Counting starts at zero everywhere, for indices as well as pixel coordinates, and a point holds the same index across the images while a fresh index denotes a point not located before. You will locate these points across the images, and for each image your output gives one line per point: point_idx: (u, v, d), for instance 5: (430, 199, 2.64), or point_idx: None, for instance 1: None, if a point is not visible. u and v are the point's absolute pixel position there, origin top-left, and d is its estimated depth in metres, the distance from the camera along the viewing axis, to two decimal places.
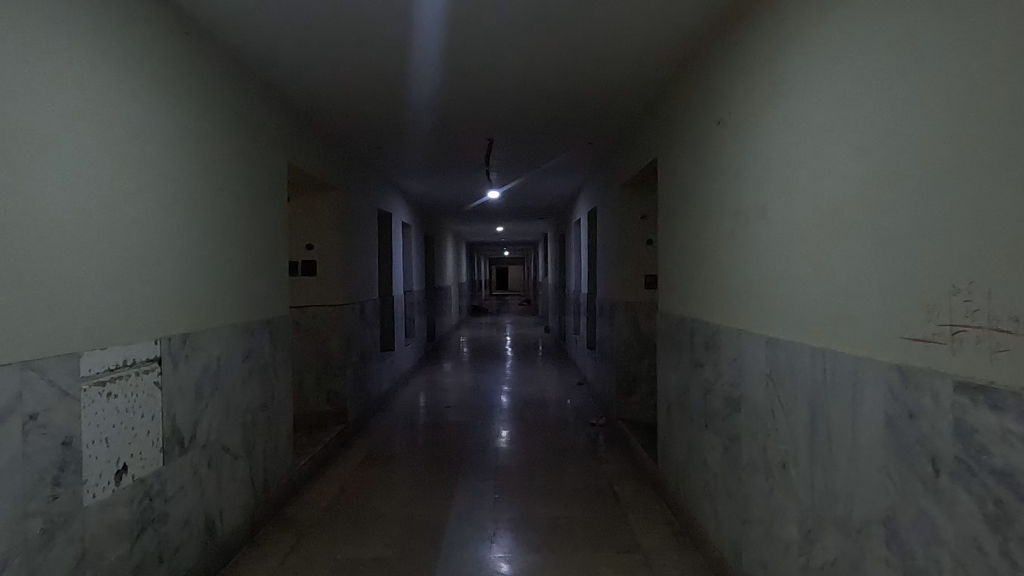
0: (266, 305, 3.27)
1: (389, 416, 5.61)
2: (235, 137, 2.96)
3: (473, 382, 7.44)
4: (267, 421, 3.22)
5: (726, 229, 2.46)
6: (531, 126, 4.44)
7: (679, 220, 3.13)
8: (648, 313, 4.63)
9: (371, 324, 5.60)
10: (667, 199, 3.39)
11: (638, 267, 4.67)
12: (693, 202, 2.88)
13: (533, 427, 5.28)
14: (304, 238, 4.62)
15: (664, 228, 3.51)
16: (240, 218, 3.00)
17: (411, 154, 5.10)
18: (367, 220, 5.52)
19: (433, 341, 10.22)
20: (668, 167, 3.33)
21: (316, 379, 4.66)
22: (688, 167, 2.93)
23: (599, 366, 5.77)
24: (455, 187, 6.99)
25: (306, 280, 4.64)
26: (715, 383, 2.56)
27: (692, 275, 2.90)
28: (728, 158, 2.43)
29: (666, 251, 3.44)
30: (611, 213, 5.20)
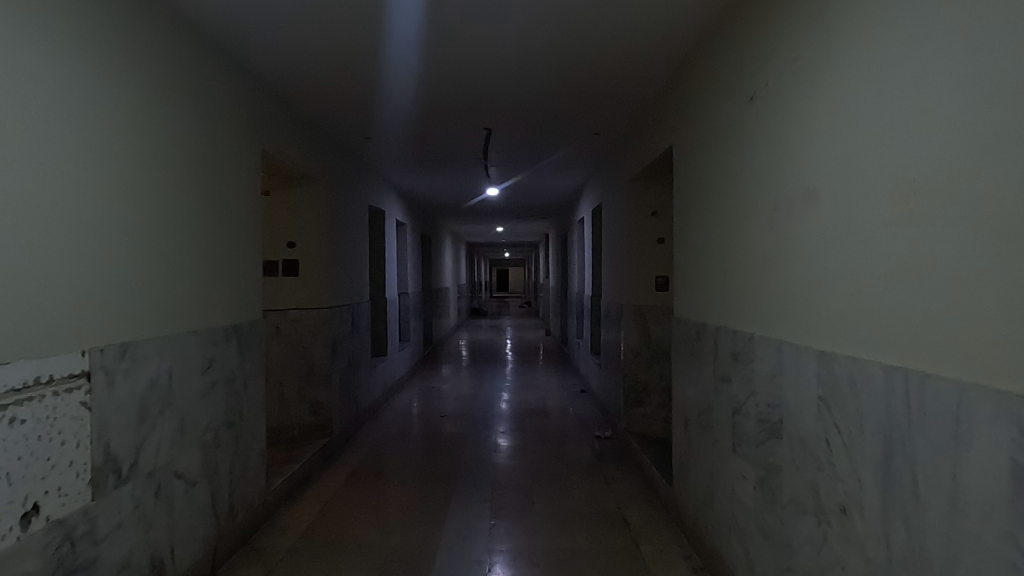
0: (234, 308, 2.91)
1: (380, 427, 5.24)
2: (199, 118, 2.62)
3: (471, 389, 7.06)
4: (235, 440, 2.87)
5: (761, 222, 2.10)
6: (533, 114, 4.09)
7: (699, 214, 2.76)
8: (658, 318, 4.26)
9: (361, 329, 5.22)
10: (684, 191, 3.03)
11: (649, 267, 4.30)
12: (716, 193, 2.52)
13: (534, 439, 4.91)
14: (285, 235, 4.26)
15: (679, 224, 3.15)
16: (204, 209, 2.65)
17: (403, 145, 4.75)
18: (357, 217, 5.16)
19: (430, 344, 9.87)
20: (686, 156, 2.97)
21: (298, 390, 4.28)
22: (711, 153, 2.57)
23: (605, 373, 5.41)
24: (452, 183, 6.63)
25: (288, 281, 4.27)
26: (747, 402, 2.19)
27: (716, 276, 2.55)
28: (764, 140, 2.07)
29: (683, 250, 3.08)
30: (618, 209, 4.84)
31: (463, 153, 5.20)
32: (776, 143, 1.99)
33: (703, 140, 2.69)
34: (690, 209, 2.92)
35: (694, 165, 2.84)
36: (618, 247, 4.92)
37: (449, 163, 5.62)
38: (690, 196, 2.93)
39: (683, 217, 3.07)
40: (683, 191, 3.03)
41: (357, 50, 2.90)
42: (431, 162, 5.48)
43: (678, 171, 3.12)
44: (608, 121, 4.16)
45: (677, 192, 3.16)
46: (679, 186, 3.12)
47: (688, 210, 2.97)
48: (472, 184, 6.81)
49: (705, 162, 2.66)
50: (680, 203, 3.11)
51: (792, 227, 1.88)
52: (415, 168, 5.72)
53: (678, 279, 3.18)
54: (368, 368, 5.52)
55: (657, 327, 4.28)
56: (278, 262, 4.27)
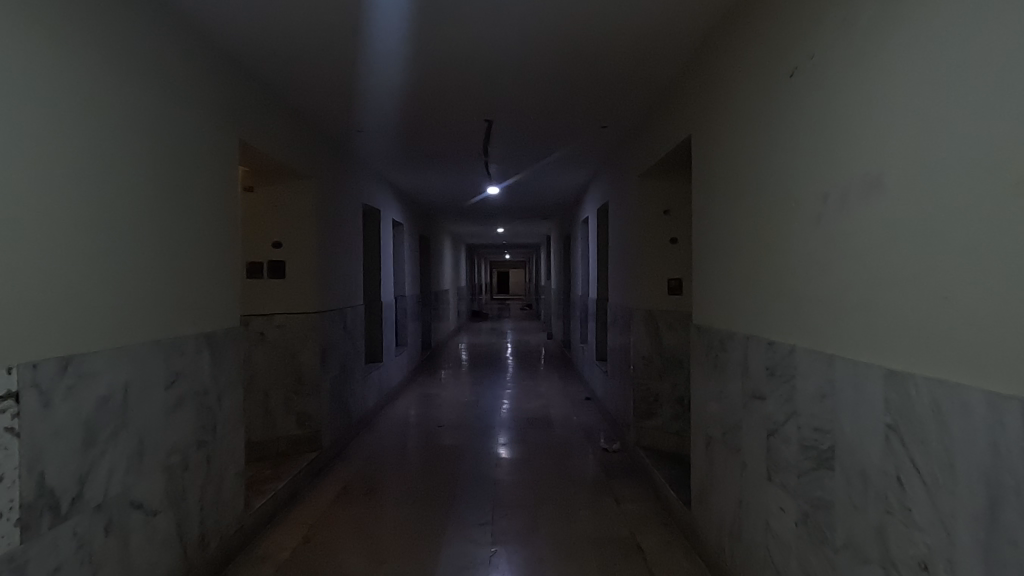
0: (207, 314, 2.63)
1: (374, 439, 4.95)
2: (166, 102, 2.35)
3: (471, 396, 6.77)
4: (207, 461, 2.58)
5: (803, 217, 1.82)
6: (536, 105, 3.81)
7: (724, 210, 2.49)
8: (670, 324, 3.99)
9: (353, 335, 4.94)
10: (704, 186, 2.75)
11: (659, 269, 4.02)
12: (745, 186, 2.25)
13: (537, 452, 4.62)
14: (271, 235, 3.97)
15: (699, 222, 2.86)
16: (172, 204, 2.38)
17: (398, 139, 4.47)
18: (351, 216, 4.88)
19: (429, 348, 9.59)
20: (707, 147, 2.69)
21: (285, 400, 3.98)
22: (738, 142, 2.30)
23: (611, 381, 5.12)
24: (451, 181, 6.35)
25: (273, 283, 3.98)
26: (787, 424, 1.91)
27: (744, 279, 2.27)
28: (807, 121, 1.80)
29: (702, 251, 2.80)
30: (626, 208, 4.56)
31: (462, 149, 4.93)
32: (823, 125, 1.71)
33: (728, 126, 2.41)
34: (712, 205, 2.65)
35: (716, 155, 2.56)
36: (626, 248, 4.64)
37: (448, 160, 5.34)
38: (711, 190, 2.65)
39: (702, 214, 2.79)
40: (703, 186, 2.76)
41: (345, 29, 2.63)
42: (428, 159, 5.21)
43: (697, 164, 2.84)
44: (616, 112, 3.89)
45: (696, 187, 2.88)
46: (698, 180, 2.84)
47: (709, 207, 2.69)
48: (472, 183, 6.54)
49: (730, 152, 2.39)
50: (699, 199, 2.83)
51: (847, 220, 1.59)
52: (411, 165, 5.45)
53: (697, 283, 2.90)
54: (362, 375, 5.24)
55: (669, 333, 4.00)
56: (262, 263, 3.99)
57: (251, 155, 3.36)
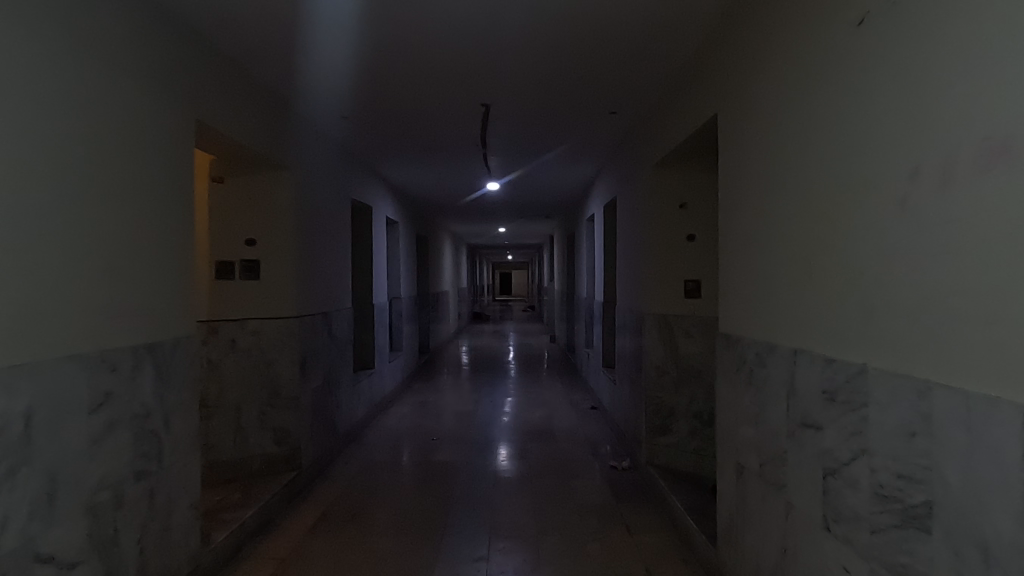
0: (151, 321, 2.24)
1: (362, 454, 4.56)
2: (97, 66, 1.96)
3: (469, 404, 6.38)
4: (149, 494, 2.19)
5: (877, 203, 1.43)
6: (538, 85, 3.43)
7: (759, 198, 2.10)
8: (687, 330, 3.59)
9: (340, 341, 4.55)
10: (732, 173, 2.36)
11: (674, 269, 3.63)
12: (790, 169, 1.86)
13: (539, 469, 4.23)
14: (243, 231, 3.57)
15: (726, 215, 2.45)
16: (103, 190, 2.00)
17: (388, 124, 4.09)
18: (336, 211, 4.50)
19: (427, 352, 9.21)
20: (738, 126, 2.29)
21: (259, 414, 3.58)
22: (782, 116, 1.91)
23: (620, 391, 4.72)
24: (448, 175, 5.97)
25: (245, 285, 3.57)
26: (855, 465, 1.50)
27: (788, 282, 1.87)
28: (884, 81, 1.40)
29: (730, 249, 2.41)
30: (636, 202, 4.17)
31: (458, 139, 4.54)
32: (911, 83, 1.32)
33: (767, 99, 2.02)
34: (742, 193, 2.26)
35: (749, 136, 2.18)
36: (636, 247, 4.25)
37: (443, 152, 4.96)
38: (742, 176, 2.26)
39: (730, 207, 2.40)
40: (732, 174, 2.37)
41: None
42: (421, 150, 4.83)
43: (724, 148, 2.46)
44: (627, 93, 3.50)
45: (722, 175, 2.50)
46: (725, 166, 2.45)
47: (738, 198, 2.30)
48: (470, 177, 6.15)
49: (770, 130, 2.00)
50: (726, 189, 2.44)
51: (951, 204, 1.20)
52: (404, 157, 5.07)
53: (724, 287, 2.50)
54: (350, 385, 4.84)
55: (686, 340, 3.60)
56: (234, 263, 3.58)
57: (214, 139, 2.98)
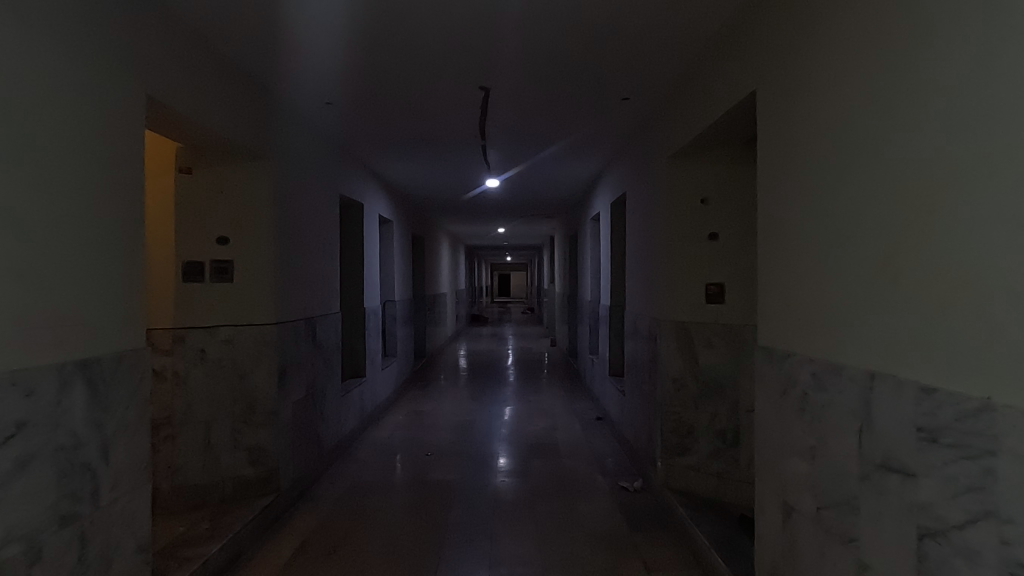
0: (89, 333, 1.88)
1: (350, 472, 4.18)
2: (5, 19, 1.59)
3: (467, 413, 6.01)
4: (82, 542, 1.82)
5: (1012, 183, 1.08)
6: (544, 65, 3.06)
7: (816, 188, 1.75)
8: (708, 339, 3.22)
9: (326, 349, 4.18)
10: (777, 162, 2.02)
11: (695, 271, 3.26)
12: (865, 149, 1.51)
13: (542, 489, 3.86)
14: (215, 228, 3.19)
15: (768, 209, 2.09)
16: (15, 174, 1.63)
17: (378, 111, 3.73)
18: (322, 207, 4.14)
19: (423, 356, 8.84)
20: (788, 103, 1.93)
21: (231, 432, 3.21)
22: (852, 87, 1.56)
23: (630, 402, 4.35)
24: (444, 170, 5.61)
25: (215, 289, 3.18)
26: (974, 538, 1.14)
27: (860, 289, 1.52)
28: (1021, 20, 1.06)
29: (773, 252, 2.06)
30: (649, 197, 3.81)
31: (454, 129, 4.19)
32: None
33: (829, 69, 1.67)
34: (792, 185, 1.91)
35: (801, 115, 1.83)
36: (648, 246, 3.90)
37: (438, 144, 4.59)
38: (791, 165, 1.91)
39: (774, 204, 2.05)
40: (777, 163, 2.02)
41: None
42: (415, 142, 4.47)
43: (765, 135, 2.11)
44: (643, 75, 3.15)
45: (761, 167, 2.15)
46: (766, 157, 2.11)
47: (785, 193, 1.95)
48: (469, 173, 5.79)
49: (832, 106, 1.65)
50: (767, 182, 2.10)
51: None
52: (397, 149, 4.70)
53: (762, 296, 2.15)
54: (337, 395, 4.47)
55: (707, 351, 3.23)
56: (203, 263, 3.17)
57: (170, 120, 2.60)
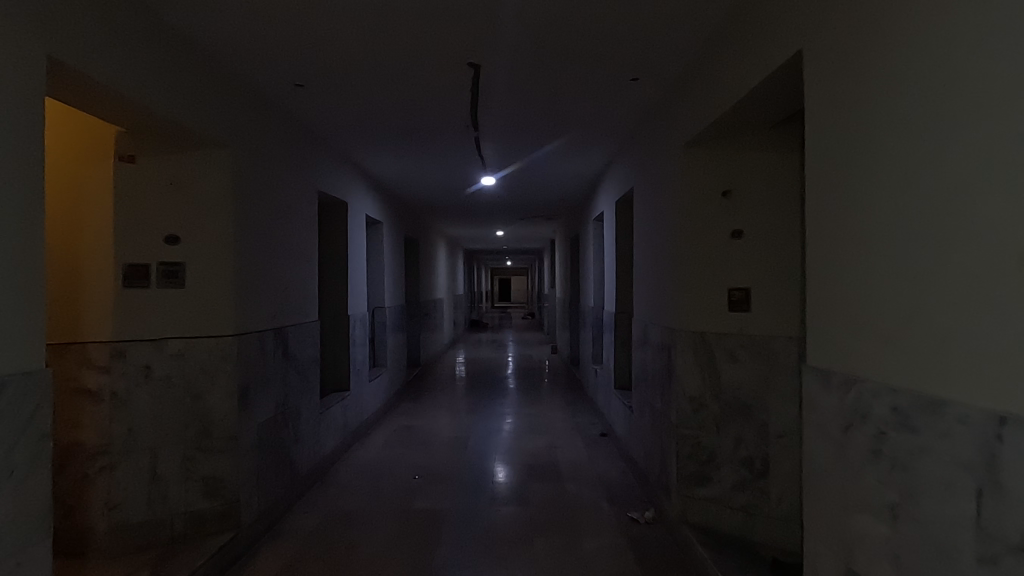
0: None
1: (327, 499, 3.76)
2: None
3: (461, 428, 5.59)
4: None
5: None
6: (543, 38, 2.64)
7: (898, 170, 1.35)
8: (731, 352, 2.80)
9: (300, 362, 3.76)
10: (834, 145, 1.61)
11: (715, 274, 2.84)
12: (987, 106, 1.11)
13: (541, 519, 3.44)
14: (162, 225, 2.77)
15: (821, 196, 1.68)
16: None
17: (357, 96, 3.33)
18: (296, 205, 3.73)
19: (417, 365, 8.43)
20: (853, 60, 1.52)
21: (183, 461, 2.79)
22: (961, 26, 1.17)
23: (638, 420, 3.94)
24: (436, 167, 5.20)
25: (164, 296, 2.76)
26: None
27: (983, 298, 1.11)
28: None
29: (827, 257, 1.65)
30: (660, 193, 3.41)
31: (443, 119, 3.79)
32: None
33: (919, 11, 1.29)
34: (858, 170, 1.50)
35: (872, 79, 1.44)
36: (658, 247, 3.49)
37: (427, 136, 4.18)
38: (856, 143, 1.51)
39: (829, 197, 1.64)
40: (833, 146, 1.62)
41: None
42: (400, 133, 4.07)
43: (815, 115, 1.72)
44: (655, 50, 2.74)
45: (808, 155, 1.75)
46: (817, 141, 1.71)
47: (846, 182, 1.55)
48: (462, 171, 5.39)
49: (929, 58, 1.26)
50: (820, 172, 1.69)
51: None
52: (383, 142, 4.30)
53: (811, 313, 1.73)
54: (315, 413, 4.05)
55: (731, 366, 2.80)
56: (150, 266, 2.74)
57: (94, 94, 2.19)
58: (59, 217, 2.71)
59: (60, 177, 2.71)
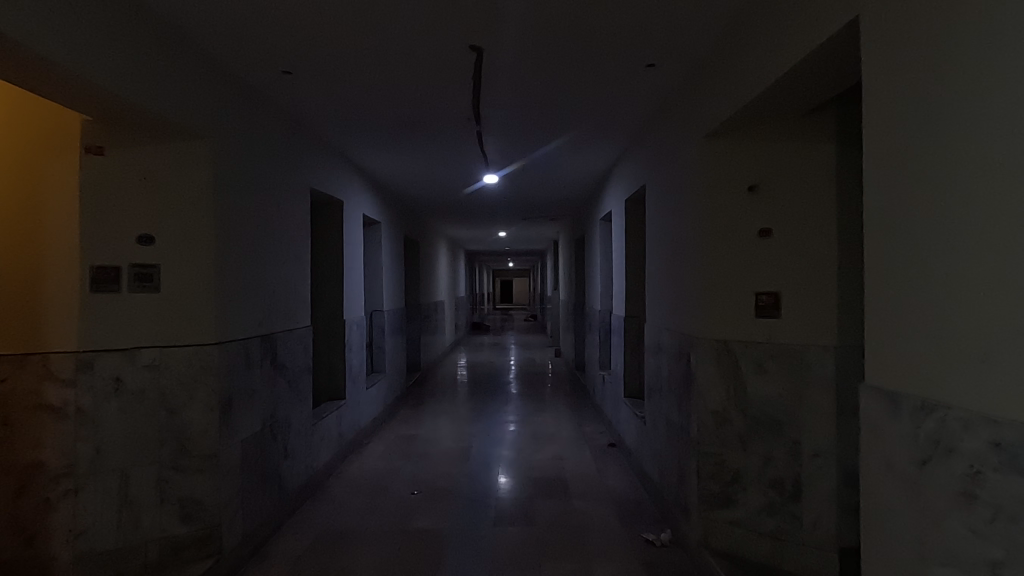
0: None
1: (319, 517, 3.51)
2: None
3: (462, 436, 5.34)
4: None
5: None
6: (550, 18, 2.40)
7: (1004, 154, 1.10)
8: (758, 363, 2.55)
9: (291, 371, 3.52)
10: (907, 124, 1.36)
11: (741, 276, 2.59)
12: None
13: (547, 541, 3.19)
14: (134, 225, 2.53)
15: (888, 187, 1.43)
16: None
17: (349, 84, 3.09)
18: (286, 204, 3.49)
19: (417, 370, 8.18)
20: (935, 24, 1.27)
21: (158, 482, 2.54)
22: None
23: (651, 433, 3.69)
24: (436, 164, 4.96)
25: (136, 301, 2.51)
26: None
27: None
28: None
29: (896, 255, 1.40)
30: (676, 189, 3.17)
31: (443, 111, 3.54)
32: None
33: None
34: (942, 156, 1.25)
35: (971, 47, 1.19)
36: (674, 247, 3.24)
37: (426, 130, 3.93)
38: (941, 125, 1.26)
39: (900, 185, 1.38)
40: (905, 125, 1.37)
41: None
42: (398, 126, 3.83)
43: (875, 91, 1.47)
44: (674, 31, 2.49)
45: (868, 138, 1.51)
46: (878, 122, 1.47)
47: (925, 168, 1.30)
48: (463, 168, 5.14)
49: None
50: (885, 156, 1.44)
51: None
52: (379, 137, 4.06)
53: (869, 321, 1.50)
54: (307, 425, 3.80)
55: (758, 378, 2.55)
56: (120, 269, 2.50)
57: (37, 70, 1.94)
58: (16, 215, 2.45)
59: (18, 172, 2.45)
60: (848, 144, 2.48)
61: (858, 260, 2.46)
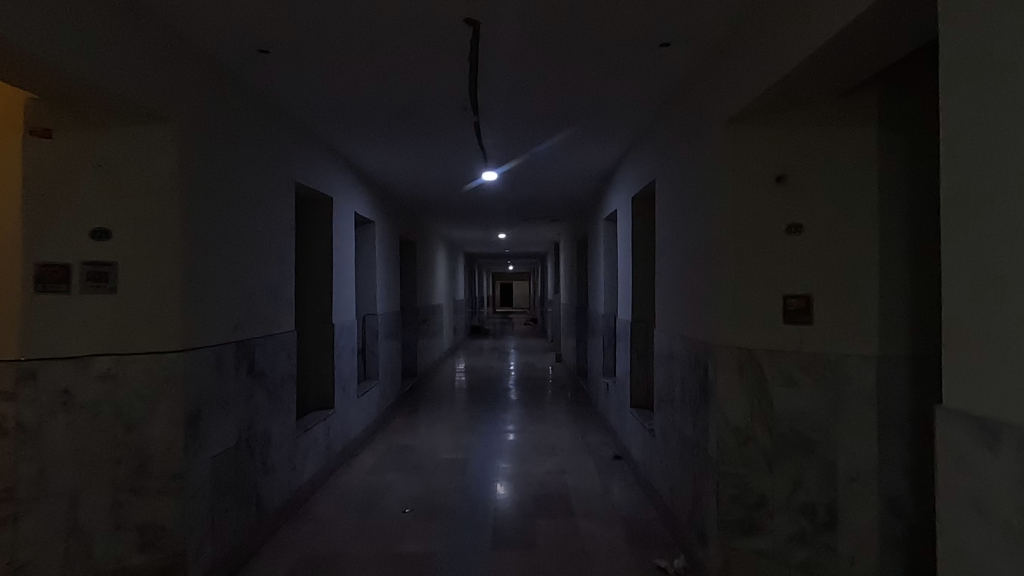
0: None
1: (301, 539, 3.22)
2: None
3: (459, 447, 5.06)
4: None
5: None
6: None
7: None
8: (787, 374, 2.28)
9: (271, 380, 3.24)
10: (1011, 86, 1.10)
11: (767, 278, 2.32)
12: None
13: (548, 566, 2.91)
14: (88, 218, 2.26)
15: (983, 165, 1.16)
16: None
17: (335, 67, 2.83)
18: (268, 199, 3.22)
19: (413, 375, 7.91)
20: None
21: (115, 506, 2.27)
22: None
23: (662, 446, 3.41)
24: (432, 159, 4.69)
25: (89, 304, 2.25)
26: None
27: None
28: None
29: (995, 248, 1.13)
30: (690, 183, 2.90)
31: (437, 99, 3.28)
32: None
33: None
34: None
35: None
36: (688, 247, 2.97)
37: (420, 121, 3.67)
38: None
39: (1001, 161, 1.12)
40: (1006, 87, 1.11)
41: None
42: (389, 116, 3.57)
43: (966, 46, 1.21)
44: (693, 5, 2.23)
45: (953, 103, 1.24)
46: (969, 83, 1.20)
47: None
48: (460, 164, 4.88)
49: None
50: (977, 127, 1.17)
51: None
52: (371, 128, 3.80)
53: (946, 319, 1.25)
54: (290, 437, 3.52)
55: (788, 392, 2.28)
56: (70, 267, 2.23)
57: None
58: None
59: None
60: (889, 128, 2.21)
61: (901, 259, 2.19)
